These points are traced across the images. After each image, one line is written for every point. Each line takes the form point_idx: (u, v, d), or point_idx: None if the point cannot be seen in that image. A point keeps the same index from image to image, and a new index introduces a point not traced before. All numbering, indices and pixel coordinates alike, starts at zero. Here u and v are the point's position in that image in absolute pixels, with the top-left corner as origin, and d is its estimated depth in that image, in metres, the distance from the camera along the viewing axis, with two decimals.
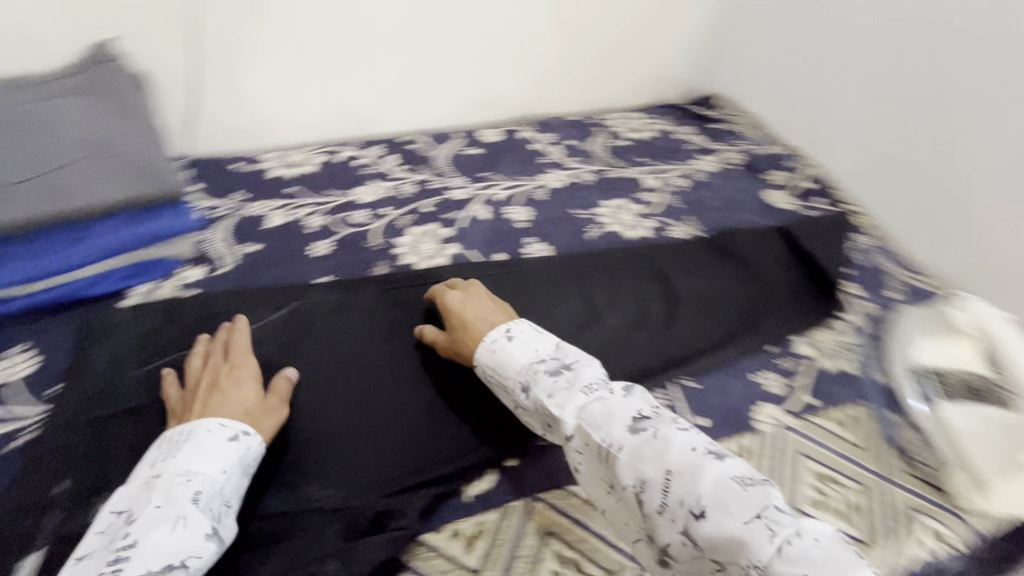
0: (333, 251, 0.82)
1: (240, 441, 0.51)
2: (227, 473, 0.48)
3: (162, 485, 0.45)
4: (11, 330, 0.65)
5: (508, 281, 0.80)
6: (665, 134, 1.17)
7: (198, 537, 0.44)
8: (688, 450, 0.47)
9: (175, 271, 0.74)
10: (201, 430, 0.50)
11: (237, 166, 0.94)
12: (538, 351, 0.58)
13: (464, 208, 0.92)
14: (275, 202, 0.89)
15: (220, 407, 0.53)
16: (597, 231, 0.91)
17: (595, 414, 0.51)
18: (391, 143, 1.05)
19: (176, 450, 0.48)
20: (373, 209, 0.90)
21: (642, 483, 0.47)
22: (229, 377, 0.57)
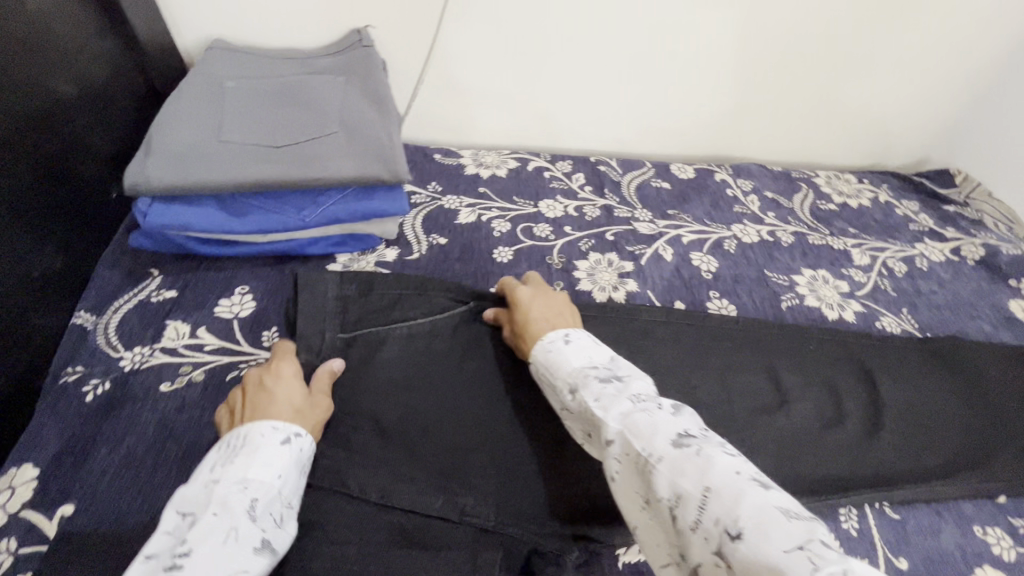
0: (513, 261, 0.82)
1: (293, 444, 0.50)
2: (281, 479, 0.48)
3: (219, 491, 0.44)
4: (241, 271, 0.73)
5: (686, 334, 0.74)
6: (883, 205, 1.03)
7: (248, 551, 0.43)
8: (732, 471, 0.41)
9: (375, 248, 0.79)
10: (256, 436, 0.49)
11: (438, 158, 0.99)
12: (592, 359, 0.57)
13: (648, 245, 0.88)
14: (467, 200, 0.92)
15: (270, 408, 0.52)
16: (791, 303, 0.82)
17: (637, 421, 0.47)
18: (580, 161, 1.03)
19: (233, 454, 0.48)
20: (556, 225, 0.89)
21: (678, 497, 0.42)
22: (273, 374, 0.57)
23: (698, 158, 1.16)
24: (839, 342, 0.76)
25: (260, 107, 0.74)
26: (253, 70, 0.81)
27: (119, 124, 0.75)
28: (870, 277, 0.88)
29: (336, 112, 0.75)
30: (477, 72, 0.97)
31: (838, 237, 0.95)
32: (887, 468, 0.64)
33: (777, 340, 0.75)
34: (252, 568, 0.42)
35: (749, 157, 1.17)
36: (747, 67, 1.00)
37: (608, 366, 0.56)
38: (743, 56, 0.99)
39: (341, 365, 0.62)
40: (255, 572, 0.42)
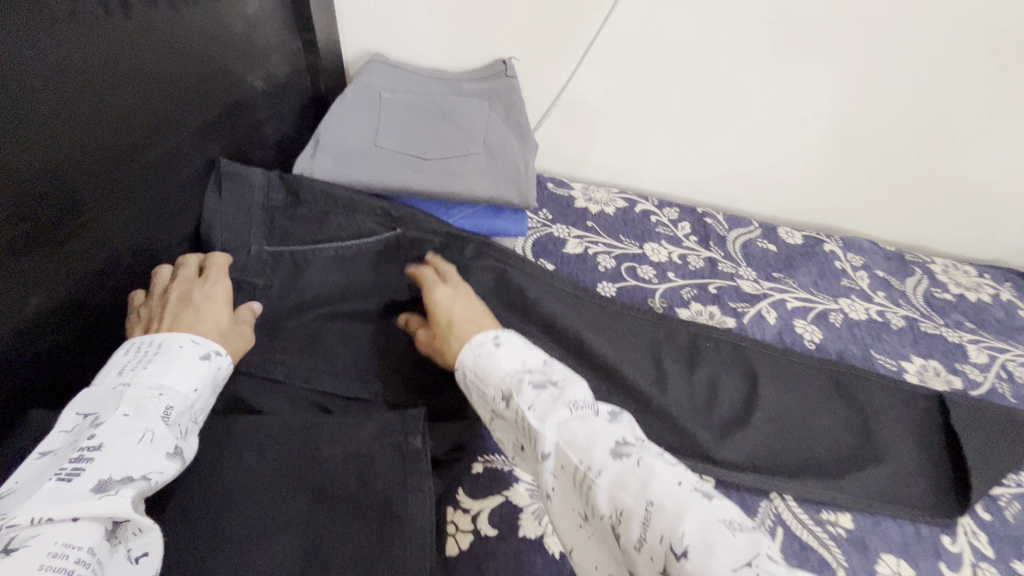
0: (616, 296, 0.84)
1: (211, 361, 0.54)
2: (197, 391, 0.52)
3: (132, 395, 0.48)
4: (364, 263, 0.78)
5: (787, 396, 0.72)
6: (1006, 305, 0.97)
7: (160, 453, 0.46)
8: (673, 483, 0.41)
9: None
10: (173, 346, 0.53)
11: (552, 186, 1.03)
12: (525, 362, 0.53)
13: (751, 303, 0.87)
14: (576, 231, 0.95)
15: (193, 328, 0.56)
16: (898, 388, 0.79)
17: (575, 432, 0.45)
18: (688, 210, 1.05)
19: (147, 361, 0.51)
20: (660, 269, 0.91)
21: (620, 514, 0.41)
22: (204, 292, 0.60)
23: (805, 224, 1.14)
24: (939, 432, 0.72)
25: (412, 121, 0.81)
26: (404, 86, 0.89)
27: (287, 118, 0.84)
28: (988, 377, 0.83)
29: (479, 135, 0.80)
30: (602, 112, 1.01)
31: (952, 329, 0.91)
32: None
33: (884, 426, 0.71)
34: (163, 469, 0.46)
35: (858, 231, 1.14)
36: (875, 142, 0.99)
37: (538, 368, 0.52)
38: (871, 132, 0.97)
39: (262, 310, 0.65)
40: (167, 472, 0.46)
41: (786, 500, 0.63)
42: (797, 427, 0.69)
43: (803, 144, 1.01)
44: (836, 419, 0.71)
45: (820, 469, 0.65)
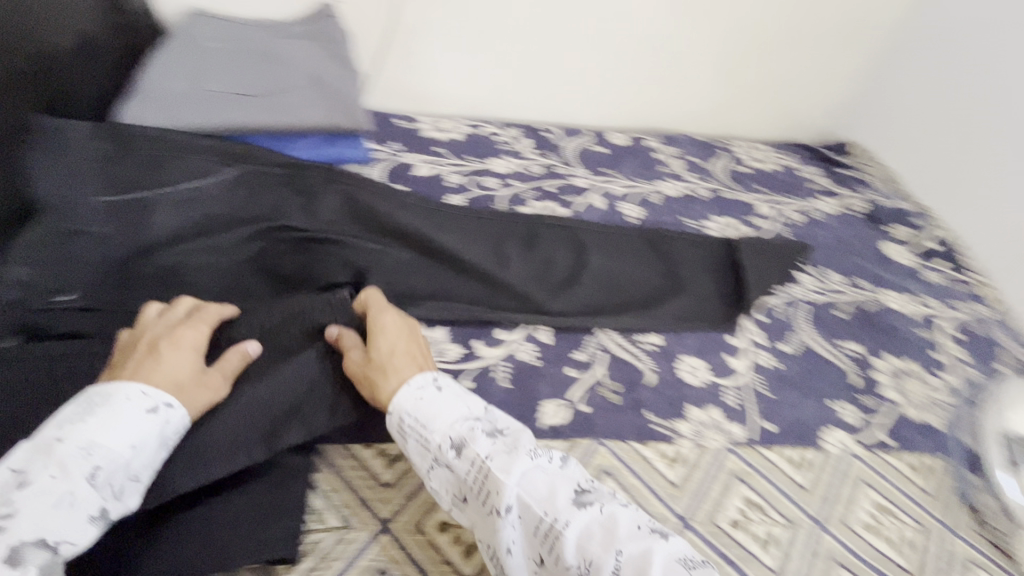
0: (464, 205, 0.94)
1: (159, 414, 0.47)
2: (134, 449, 0.45)
3: (58, 454, 0.42)
4: None
5: (606, 258, 0.86)
6: (790, 170, 1.19)
7: (82, 519, 0.42)
8: (633, 528, 0.45)
9: None
10: (117, 397, 0.46)
11: (399, 122, 1.09)
12: (468, 409, 0.53)
13: (583, 195, 1.00)
14: (425, 157, 1.03)
15: (147, 372, 0.50)
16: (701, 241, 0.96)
17: (535, 482, 0.48)
18: (528, 128, 1.16)
19: (88, 413, 0.45)
20: (503, 179, 1.01)
21: (588, 564, 0.44)
22: (175, 340, 0.53)
23: (636, 130, 1.29)
24: (725, 264, 0.89)
25: (236, 63, 0.85)
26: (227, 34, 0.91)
27: (104, 75, 0.83)
28: (772, 224, 1.03)
29: (306, 71, 0.87)
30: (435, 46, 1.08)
31: (748, 193, 1.10)
32: (772, 363, 0.77)
33: (685, 267, 0.87)
34: (79, 536, 0.42)
35: (678, 130, 1.32)
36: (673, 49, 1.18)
37: (483, 419, 0.53)
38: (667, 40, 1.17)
39: (256, 350, 0.59)
40: (81, 542, 0.42)
41: (608, 334, 0.77)
42: (617, 280, 0.84)
43: (618, 58, 1.17)
44: (648, 270, 0.86)
45: (634, 306, 0.80)
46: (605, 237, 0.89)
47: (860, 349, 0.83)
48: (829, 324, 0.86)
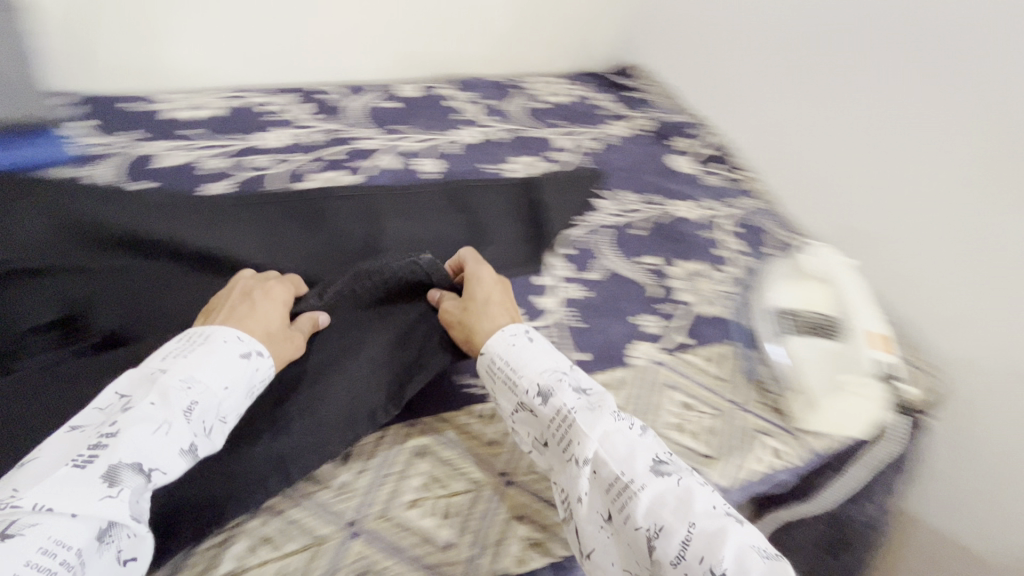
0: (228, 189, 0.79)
1: (251, 359, 0.46)
2: (226, 389, 0.43)
3: (163, 382, 0.41)
4: None
5: (399, 219, 0.80)
6: (582, 101, 1.22)
7: (172, 449, 0.40)
8: (710, 509, 0.44)
9: None
10: (217, 335, 0.46)
11: (132, 105, 0.89)
12: (552, 364, 0.53)
13: (371, 157, 0.91)
14: (172, 142, 0.85)
15: (245, 317, 0.49)
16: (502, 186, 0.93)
17: (615, 444, 0.48)
18: (304, 93, 1.03)
19: (187, 351, 0.44)
20: (277, 153, 0.88)
21: (658, 526, 0.43)
22: (265, 292, 0.54)
23: (431, 79, 1.23)
24: (519, 204, 0.88)
25: None
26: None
27: None
28: (571, 156, 1.04)
29: None
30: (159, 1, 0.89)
31: (546, 129, 1.10)
32: (579, 293, 0.79)
33: (483, 213, 0.85)
34: (168, 466, 0.39)
35: (475, 74, 1.28)
36: None
37: (569, 374, 0.54)
38: None
39: (328, 322, 0.58)
40: (169, 473, 0.40)
41: None
42: (418, 243, 0.78)
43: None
44: (447, 224, 0.82)
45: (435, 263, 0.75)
46: (397, 197, 0.83)
47: (659, 262, 0.88)
48: (629, 243, 0.89)
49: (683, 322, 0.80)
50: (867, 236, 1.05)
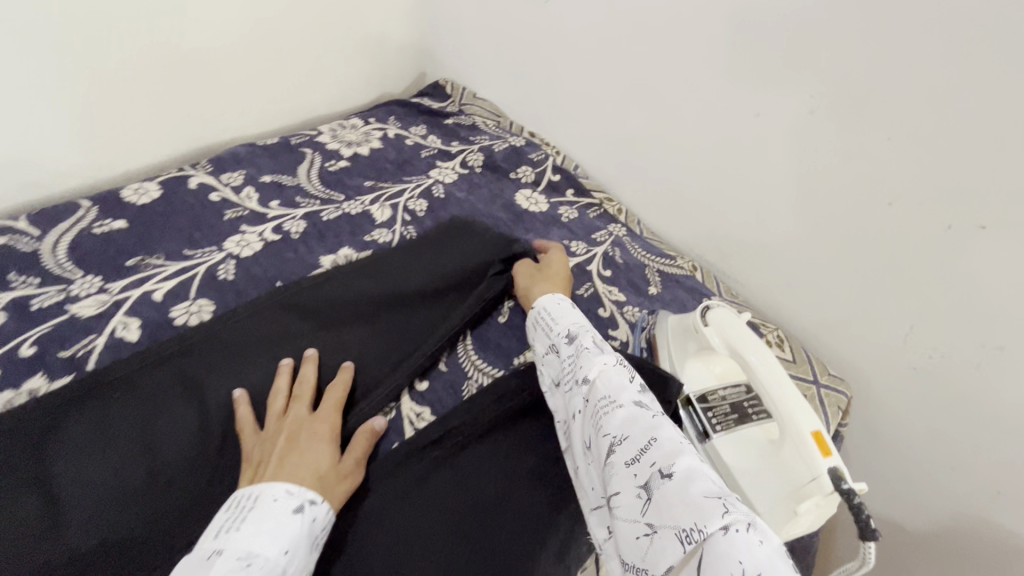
0: (385, 239, 0.80)
1: (307, 512, 0.47)
2: (288, 555, 0.44)
3: (219, 569, 0.41)
4: (55, 296, 0.63)
5: None
6: None
7: None
8: (678, 437, 0.47)
9: (227, 241, 0.74)
10: (268, 497, 0.47)
11: (298, 141, 0.93)
12: (589, 327, 0.61)
13: (516, 205, 0.91)
14: (333, 182, 0.87)
15: (293, 469, 0.50)
16: (643, 240, 0.90)
17: (613, 376, 0.53)
18: (448, 128, 1.03)
19: (241, 520, 0.45)
20: (428, 196, 0.88)
21: (624, 437, 0.48)
22: (309, 432, 0.54)
23: None
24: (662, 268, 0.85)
25: None
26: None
27: None
28: None
29: None
30: None
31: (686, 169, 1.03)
32: None
33: (628, 277, 0.83)
34: None
35: None
36: None
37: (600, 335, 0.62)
38: None
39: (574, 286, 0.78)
40: None
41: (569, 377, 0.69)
42: (580, 307, 0.77)
43: None
44: (594, 287, 0.80)
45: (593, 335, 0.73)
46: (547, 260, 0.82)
47: (799, 342, 0.87)
48: (783, 317, 0.87)
49: (848, 413, 0.76)
50: (953, 384, 0.72)
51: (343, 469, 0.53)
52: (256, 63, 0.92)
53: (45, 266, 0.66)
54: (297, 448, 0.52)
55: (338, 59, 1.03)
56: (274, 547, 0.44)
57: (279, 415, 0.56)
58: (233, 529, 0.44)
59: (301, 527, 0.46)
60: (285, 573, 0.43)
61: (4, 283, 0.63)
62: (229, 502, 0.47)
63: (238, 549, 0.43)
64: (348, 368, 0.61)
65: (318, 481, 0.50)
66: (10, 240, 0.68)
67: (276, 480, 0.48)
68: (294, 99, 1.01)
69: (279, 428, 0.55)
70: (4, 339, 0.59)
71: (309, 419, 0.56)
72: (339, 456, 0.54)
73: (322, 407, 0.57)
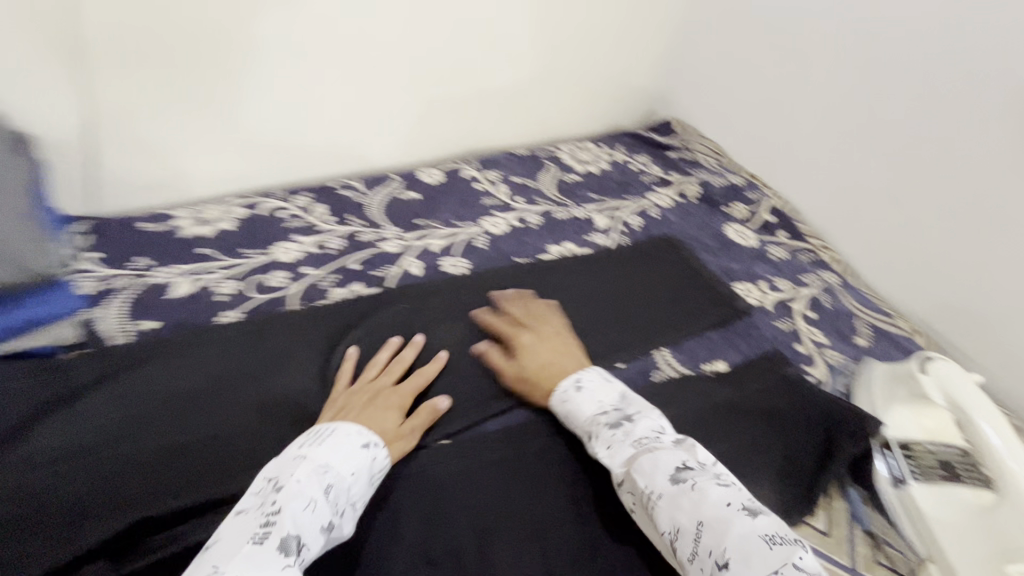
0: (601, 241, 0.93)
1: (370, 449, 0.55)
2: (354, 475, 0.53)
3: (307, 467, 0.51)
4: (371, 235, 0.89)
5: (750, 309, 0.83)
6: None
7: (316, 528, 0.48)
8: (721, 505, 0.49)
9: (482, 220, 0.95)
10: (343, 432, 0.55)
11: (542, 154, 1.13)
12: (601, 404, 0.62)
13: (725, 236, 0.97)
14: (566, 190, 1.04)
15: (366, 420, 0.59)
16: (856, 293, 0.89)
17: (640, 463, 0.54)
18: (670, 161, 1.13)
19: (320, 440, 0.54)
20: (646, 215, 0.99)
21: (677, 530, 0.50)
22: (382, 399, 0.63)
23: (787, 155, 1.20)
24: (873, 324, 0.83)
25: None
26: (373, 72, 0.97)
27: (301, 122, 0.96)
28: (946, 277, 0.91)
29: None
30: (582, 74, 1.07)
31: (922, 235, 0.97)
32: None
33: (834, 323, 0.82)
34: (312, 544, 0.47)
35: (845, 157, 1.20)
36: None
37: (616, 407, 0.61)
38: None
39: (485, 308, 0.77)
40: (314, 548, 0.47)
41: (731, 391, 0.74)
42: (777, 337, 0.79)
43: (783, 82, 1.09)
44: (795, 324, 0.82)
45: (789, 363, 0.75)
46: (750, 289, 0.87)
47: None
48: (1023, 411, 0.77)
49: None
50: None
51: (400, 431, 0.61)
52: (526, 92, 1.15)
53: (367, 214, 0.94)
54: (371, 408, 0.61)
55: (587, 96, 1.22)
56: (344, 466, 0.52)
57: (367, 380, 0.66)
58: (314, 444, 0.53)
59: (366, 460, 0.54)
60: (350, 491, 0.52)
61: (344, 221, 0.92)
62: (311, 429, 0.57)
63: (320, 458, 0.52)
64: (441, 359, 0.71)
65: (382, 434, 0.59)
66: (350, 194, 0.97)
67: (351, 423, 0.57)
68: (545, 123, 1.22)
69: (363, 390, 0.64)
70: (341, 256, 0.85)
71: (390, 388, 0.65)
72: (402, 422, 0.62)
73: (404, 385, 0.66)
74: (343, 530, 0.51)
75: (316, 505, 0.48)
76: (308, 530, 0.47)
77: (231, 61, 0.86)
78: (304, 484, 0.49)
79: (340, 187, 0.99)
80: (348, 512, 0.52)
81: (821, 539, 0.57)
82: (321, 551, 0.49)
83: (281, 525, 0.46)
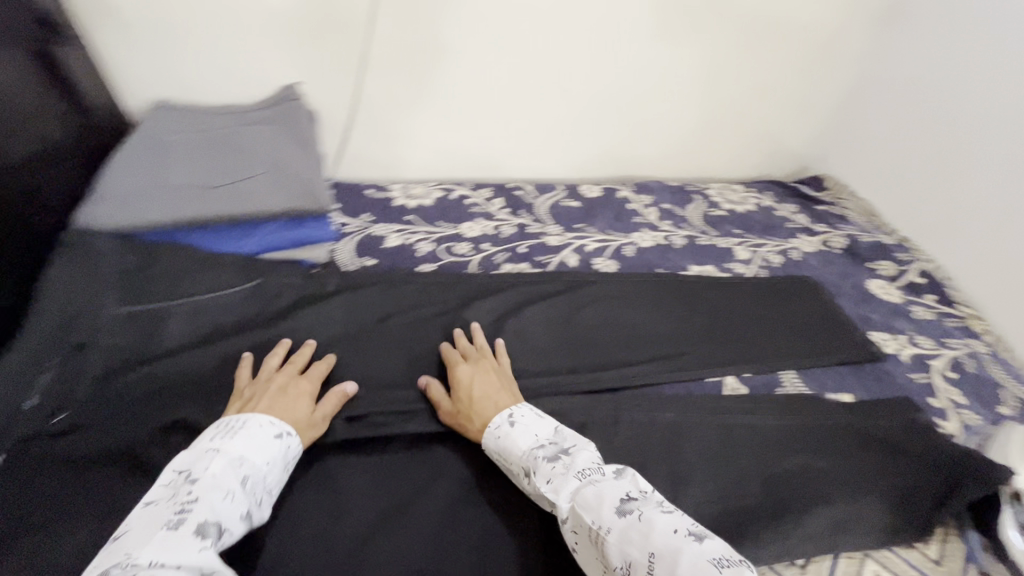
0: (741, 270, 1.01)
1: (283, 438, 0.59)
2: (269, 464, 0.56)
3: (220, 461, 0.54)
4: (537, 229, 1.06)
5: (883, 355, 0.86)
6: None
7: (235, 515, 0.51)
8: (669, 532, 0.48)
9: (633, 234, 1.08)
10: (254, 425, 0.58)
11: (693, 189, 1.24)
12: (537, 438, 0.61)
13: (866, 288, 1.00)
14: (711, 222, 1.14)
15: (275, 410, 0.62)
16: (1005, 366, 0.87)
17: (585, 496, 0.52)
18: (818, 213, 1.18)
19: (232, 433, 0.57)
20: (787, 255, 1.06)
21: (629, 565, 0.47)
22: (282, 390, 0.65)
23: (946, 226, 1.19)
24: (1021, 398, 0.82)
25: None
26: (562, 99, 1.16)
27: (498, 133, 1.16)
28: None
29: None
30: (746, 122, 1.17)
31: None
32: None
33: (976, 387, 0.82)
34: (233, 528, 0.51)
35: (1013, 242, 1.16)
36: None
37: (551, 441, 0.61)
38: None
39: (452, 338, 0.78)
40: (236, 532, 0.51)
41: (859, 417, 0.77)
42: (908, 385, 0.81)
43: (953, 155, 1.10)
44: (931, 379, 0.83)
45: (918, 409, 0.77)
46: (886, 339, 0.89)
47: None
48: None
49: None
50: None
51: (312, 419, 0.64)
52: (687, 134, 1.27)
53: (536, 212, 1.11)
54: (285, 397, 0.64)
55: (742, 144, 1.32)
56: (259, 457, 0.56)
57: (273, 372, 0.68)
58: (223, 437, 0.56)
59: (279, 448, 0.58)
60: (266, 480, 0.55)
61: (517, 214, 1.10)
62: (222, 421, 0.59)
63: (233, 451, 0.55)
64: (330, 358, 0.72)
65: (293, 422, 0.62)
66: (523, 194, 1.16)
67: (263, 414, 0.60)
68: (698, 164, 1.33)
69: (268, 381, 0.66)
70: (512, 240, 1.03)
71: (294, 378, 0.67)
72: (313, 409, 0.65)
73: (308, 374, 0.69)
74: (262, 515, 0.54)
75: (233, 494, 0.52)
76: (227, 514, 0.50)
77: (460, 77, 1.08)
78: (220, 476, 0.52)
79: (516, 188, 1.18)
80: (265, 499, 0.55)
81: (932, 565, 0.60)
82: (243, 534, 0.52)
83: (196, 514, 0.48)
